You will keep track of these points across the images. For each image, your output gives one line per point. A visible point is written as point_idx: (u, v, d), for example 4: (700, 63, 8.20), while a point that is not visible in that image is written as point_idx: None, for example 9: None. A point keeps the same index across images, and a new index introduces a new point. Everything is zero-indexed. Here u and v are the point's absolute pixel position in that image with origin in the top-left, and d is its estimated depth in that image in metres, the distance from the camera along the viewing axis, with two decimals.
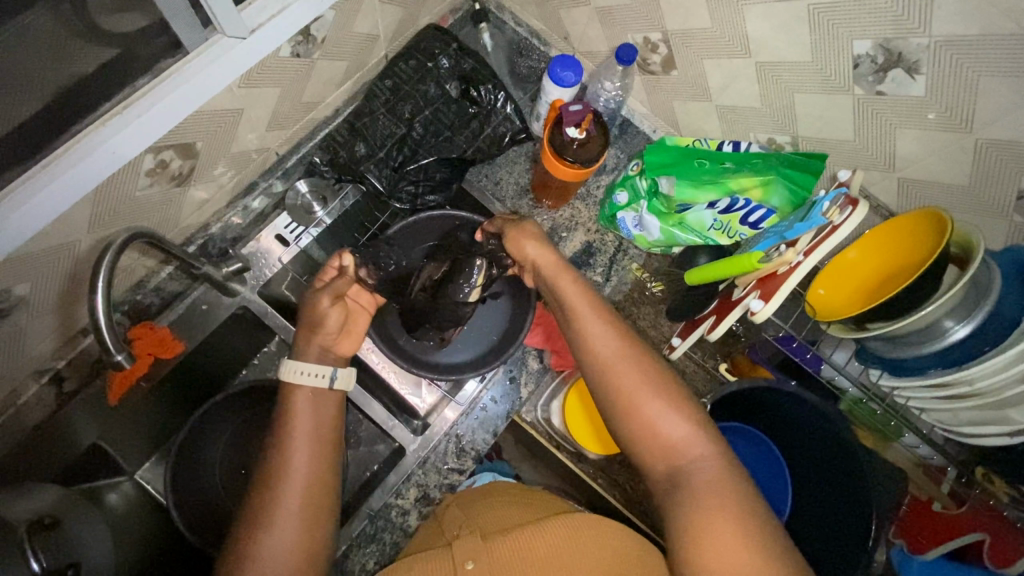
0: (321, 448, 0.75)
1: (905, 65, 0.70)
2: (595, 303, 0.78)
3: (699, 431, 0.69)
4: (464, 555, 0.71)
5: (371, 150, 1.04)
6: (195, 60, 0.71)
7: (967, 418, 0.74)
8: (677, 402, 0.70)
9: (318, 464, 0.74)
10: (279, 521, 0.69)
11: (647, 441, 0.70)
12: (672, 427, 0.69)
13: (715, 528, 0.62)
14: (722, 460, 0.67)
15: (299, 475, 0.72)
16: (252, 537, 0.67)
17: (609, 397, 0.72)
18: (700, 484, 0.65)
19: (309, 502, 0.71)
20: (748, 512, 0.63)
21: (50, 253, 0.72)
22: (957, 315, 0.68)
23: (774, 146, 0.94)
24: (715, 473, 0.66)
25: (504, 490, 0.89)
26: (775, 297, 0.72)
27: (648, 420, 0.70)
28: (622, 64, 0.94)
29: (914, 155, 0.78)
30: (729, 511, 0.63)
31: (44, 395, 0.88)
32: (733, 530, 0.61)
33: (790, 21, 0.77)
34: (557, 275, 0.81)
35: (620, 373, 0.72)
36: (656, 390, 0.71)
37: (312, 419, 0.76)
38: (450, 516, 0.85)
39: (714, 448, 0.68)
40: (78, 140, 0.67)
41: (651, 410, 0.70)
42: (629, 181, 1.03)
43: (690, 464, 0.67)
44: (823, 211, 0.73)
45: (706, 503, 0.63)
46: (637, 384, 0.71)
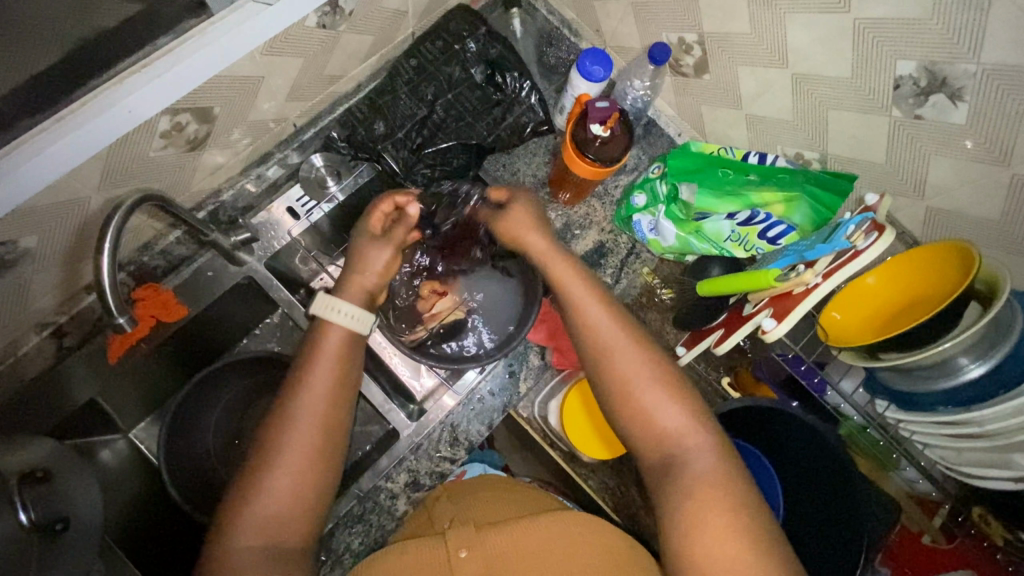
0: (335, 392, 0.71)
1: (948, 90, 0.68)
2: (586, 280, 0.78)
3: (697, 424, 0.67)
4: (458, 542, 0.71)
5: (390, 129, 1.03)
6: (220, 23, 0.70)
7: (972, 459, 0.72)
8: (675, 392, 0.69)
9: (330, 409, 0.71)
10: (288, 466, 0.66)
11: (641, 431, 0.69)
12: (669, 417, 0.68)
13: (709, 517, 0.61)
14: (719, 455, 0.65)
15: (310, 417, 0.69)
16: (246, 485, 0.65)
17: (606, 383, 0.71)
18: (694, 477, 0.64)
19: (319, 446, 0.69)
20: (745, 510, 0.61)
21: (60, 208, 0.71)
22: (973, 353, 0.66)
23: (801, 161, 0.92)
24: (711, 467, 0.64)
25: (494, 483, 0.89)
26: (788, 318, 0.72)
27: (644, 410, 0.69)
28: (654, 63, 0.92)
29: (945, 184, 0.76)
30: (723, 505, 0.61)
31: (45, 348, 0.88)
32: (727, 523, 0.60)
33: (833, 34, 0.74)
34: (559, 253, 0.80)
35: (616, 358, 0.71)
36: (655, 379, 0.69)
37: (339, 358, 0.74)
38: (441, 509, 0.85)
39: (712, 443, 0.66)
40: (97, 95, 0.65)
41: (648, 399, 0.69)
42: (648, 183, 1.00)
43: (685, 457, 0.65)
44: (847, 234, 0.71)
45: (702, 494, 0.62)
46: (633, 372, 0.70)
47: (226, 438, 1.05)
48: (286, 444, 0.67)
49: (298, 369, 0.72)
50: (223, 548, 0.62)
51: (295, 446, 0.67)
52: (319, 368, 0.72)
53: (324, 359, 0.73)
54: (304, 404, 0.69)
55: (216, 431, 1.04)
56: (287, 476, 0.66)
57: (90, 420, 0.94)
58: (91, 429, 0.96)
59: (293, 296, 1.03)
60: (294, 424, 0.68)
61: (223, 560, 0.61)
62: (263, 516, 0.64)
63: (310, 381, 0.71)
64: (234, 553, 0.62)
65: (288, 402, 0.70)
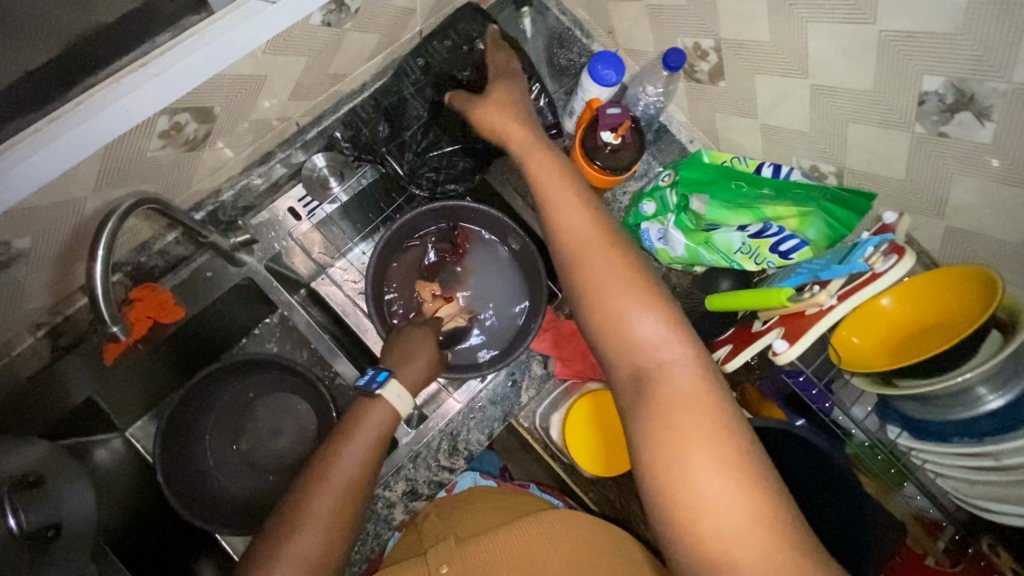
0: (367, 466, 0.73)
1: (976, 108, 0.65)
2: (566, 179, 0.76)
3: (678, 336, 0.63)
4: (438, 559, 0.72)
5: (396, 130, 1.01)
6: (221, 21, 0.67)
7: (987, 492, 0.69)
8: (658, 304, 0.65)
9: (361, 481, 0.73)
10: (311, 532, 0.68)
11: (617, 340, 0.65)
12: (643, 325, 0.64)
13: (680, 434, 0.57)
14: (699, 369, 0.61)
15: (338, 488, 0.71)
16: (273, 542, 0.68)
17: (582, 291, 0.68)
18: (671, 391, 0.60)
19: (339, 516, 0.70)
20: (729, 431, 0.57)
21: (55, 209, 0.69)
22: (991, 383, 0.64)
23: (817, 174, 0.89)
24: (691, 382, 0.60)
25: (484, 494, 0.89)
26: (802, 341, 0.70)
27: (620, 316, 0.65)
28: (668, 69, 0.89)
29: (968, 204, 0.73)
30: (702, 422, 0.57)
31: (40, 348, 0.87)
32: (706, 442, 0.56)
33: (856, 46, 0.71)
34: (536, 146, 0.79)
35: (587, 265, 0.69)
36: (631, 287, 0.66)
37: (373, 435, 0.75)
38: (429, 525, 0.84)
39: (694, 357, 0.62)
40: (91, 94, 0.63)
41: (621, 306, 0.65)
42: (658, 192, 0.99)
43: (663, 368, 0.61)
44: (865, 256, 0.68)
45: (673, 406, 0.58)
46: (611, 279, 0.67)
47: (224, 439, 1.04)
48: (310, 510, 0.69)
49: (337, 439, 0.74)
50: None
51: (320, 515, 0.69)
52: (358, 444, 0.74)
53: (358, 432, 0.75)
54: (332, 472, 0.71)
55: (214, 433, 1.04)
56: (308, 543, 0.68)
57: (86, 420, 0.93)
58: (87, 428, 0.94)
59: (293, 298, 1.02)
60: (323, 492, 0.70)
61: None
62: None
63: (344, 453, 0.73)
64: None
65: (322, 471, 0.72)
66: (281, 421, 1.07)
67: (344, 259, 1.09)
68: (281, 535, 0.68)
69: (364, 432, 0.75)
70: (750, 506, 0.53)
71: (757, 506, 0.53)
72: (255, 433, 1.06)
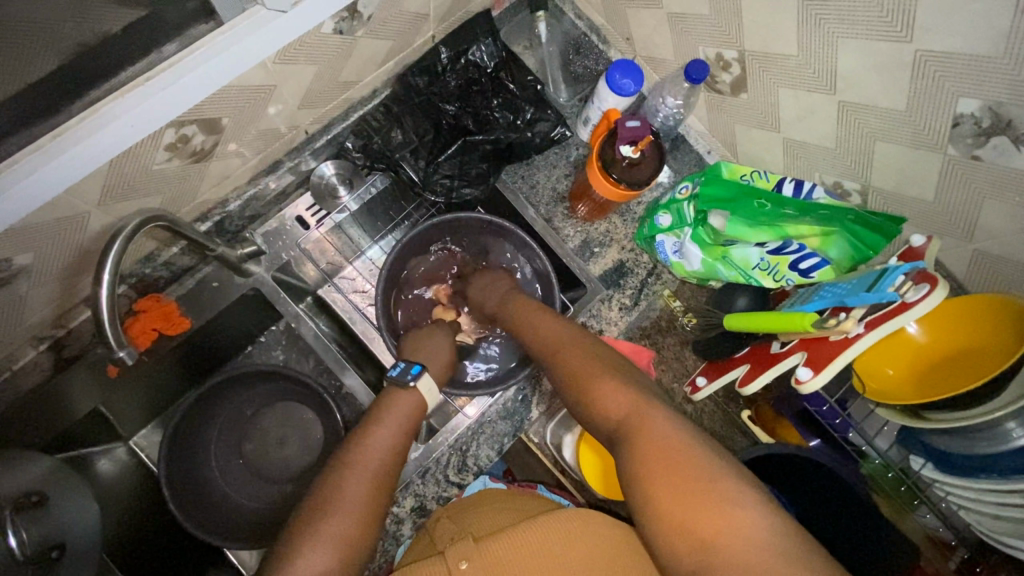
0: (396, 451, 0.72)
1: (1013, 134, 0.63)
2: (531, 304, 0.87)
3: (641, 396, 0.64)
4: (457, 555, 0.68)
5: (408, 137, 0.98)
6: (230, 32, 0.64)
7: (1012, 529, 0.67)
8: (621, 377, 0.67)
9: (391, 466, 0.71)
10: (344, 511, 0.64)
11: (594, 415, 0.67)
12: (611, 395, 0.66)
13: (659, 484, 0.54)
14: (670, 416, 0.60)
15: (369, 469, 0.68)
16: (306, 526, 0.63)
17: (559, 378, 0.74)
18: (644, 440, 0.59)
19: (373, 496, 0.67)
20: (707, 465, 0.54)
21: (57, 225, 0.67)
22: (1022, 419, 0.63)
23: (839, 190, 0.87)
24: (662, 427, 0.59)
25: (498, 496, 0.86)
26: (828, 370, 0.68)
27: (590, 392, 0.68)
28: (689, 81, 0.86)
29: (999, 230, 0.71)
30: (678, 463, 0.55)
31: (42, 361, 0.85)
32: (685, 478, 0.54)
33: (890, 65, 0.69)
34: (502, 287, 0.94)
35: (555, 356, 0.76)
36: (596, 365, 0.70)
37: (404, 417, 0.76)
38: (442, 529, 0.81)
39: (662, 409, 0.62)
40: (95, 110, 0.61)
41: (590, 382, 0.69)
42: (674, 204, 0.95)
43: (634, 427, 0.61)
44: (894, 284, 0.65)
45: (645, 458, 0.57)
46: (577, 364, 0.72)
47: (229, 449, 1.03)
48: (344, 488, 0.66)
49: (366, 425, 0.74)
50: None
51: (353, 494, 0.65)
52: (386, 429, 0.73)
53: (391, 416, 0.75)
54: (367, 450, 0.70)
55: (219, 444, 1.02)
56: (340, 523, 0.63)
57: (89, 431, 0.91)
58: (91, 440, 0.93)
59: (300, 309, 1.00)
60: (355, 471, 0.68)
61: None
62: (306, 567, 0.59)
63: (375, 434, 0.72)
64: None
65: (352, 455, 0.70)
66: (287, 429, 1.05)
67: (362, 259, 1.08)
68: (315, 518, 0.63)
69: (394, 419, 0.75)
70: (748, 532, 0.50)
71: (767, 539, 0.49)
72: (260, 442, 1.05)
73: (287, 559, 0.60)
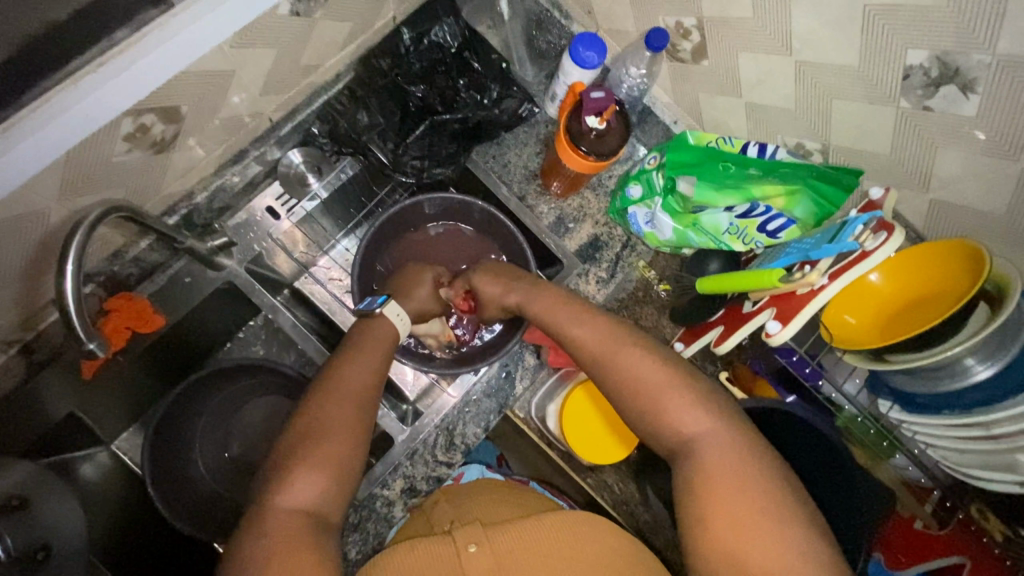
0: (377, 372, 0.75)
1: (960, 81, 0.65)
2: (570, 301, 0.82)
3: (713, 419, 0.68)
4: (465, 538, 0.68)
5: (374, 120, 0.98)
6: (182, 14, 0.63)
7: (975, 460, 0.72)
8: (690, 394, 0.70)
9: (369, 387, 0.73)
10: (337, 434, 0.67)
11: (654, 429, 0.70)
12: (680, 415, 0.69)
13: (723, 504, 0.61)
14: (738, 440, 0.66)
15: (352, 393, 0.72)
16: (294, 451, 0.66)
17: (612, 389, 0.74)
18: (706, 465, 0.64)
19: (356, 416, 0.70)
20: (765, 497, 0.61)
21: (18, 220, 0.66)
22: (980, 355, 0.66)
23: (802, 152, 0.89)
24: (731, 454, 0.64)
25: (495, 486, 0.88)
26: (795, 321, 0.71)
27: (656, 405, 0.70)
28: (650, 49, 0.87)
29: (952, 177, 0.73)
30: (743, 493, 0.61)
31: (13, 365, 0.83)
32: (748, 507, 0.60)
33: (841, 21, 0.70)
34: (539, 286, 0.85)
35: (611, 368, 0.74)
36: (658, 379, 0.71)
37: (382, 336, 0.80)
38: (440, 511, 0.83)
39: (733, 432, 0.66)
40: (49, 98, 0.59)
41: (654, 402, 0.70)
42: (643, 174, 0.96)
43: (703, 449, 0.66)
44: (854, 234, 0.68)
45: (714, 482, 0.63)
46: (633, 378, 0.72)
47: (214, 446, 1.02)
48: (326, 411, 0.69)
49: (338, 358, 0.75)
50: (275, 504, 0.62)
51: (338, 417, 0.69)
52: (365, 354, 0.76)
53: (365, 345, 0.78)
54: (345, 382, 0.72)
55: (203, 440, 1.01)
56: (335, 446, 0.67)
57: (70, 433, 0.90)
58: (72, 444, 0.91)
59: (277, 300, 0.99)
60: (339, 394, 0.71)
61: (265, 516, 0.61)
62: (305, 489, 0.63)
63: (349, 363, 0.74)
64: (279, 512, 0.61)
65: (327, 384, 0.72)
66: (271, 423, 1.04)
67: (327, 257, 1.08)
68: (308, 441, 0.66)
69: (371, 346, 0.77)
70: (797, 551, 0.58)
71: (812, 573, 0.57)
72: (246, 439, 1.04)
73: (285, 475, 0.64)
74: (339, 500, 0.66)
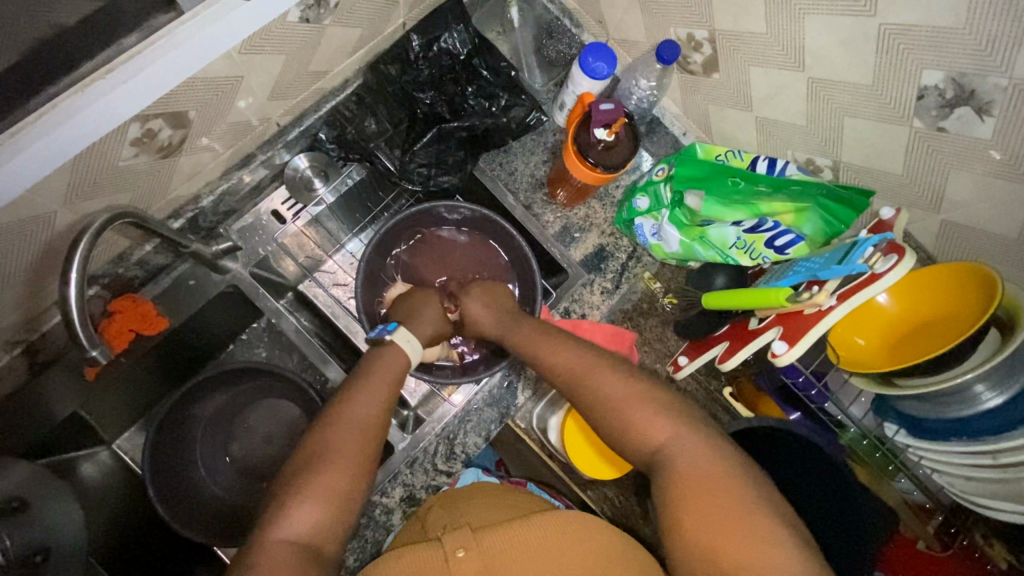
0: (384, 403, 0.74)
1: (976, 103, 0.64)
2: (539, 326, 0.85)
3: (676, 425, 0.66)
4: (454, 542, 0.66)
5: (382, 126, 0.99)
6: (191, 21, 0.62)
7: (981, 488, 0.70)
8: (653, 402, 0.69)
9: (376, 419, 0.73)
10: (336, 464, 0.66)
11: (625, 442, 0.69)
12: (648, 427, 0.67)
13: (695, 512, 0.58)
14: (706, 446, 0.64)
15: (357, 423, 0.71)
16: (299, 481, 0.65)
17: (581, 404, 0.74)
18: (677, 470, 0.62)
19: (360, 449, 0.69)
20: (744, 500, 0.58)
21: (24, 223, 0.65)
22: (990, 381, 0.65)
23: (812, 168, 0.88)
24: (701, 461, 0.62)
25: (489, 489, 0.84)
26: (802, 342, 0.70)
27: (621, 417, 0.69)
28: (661, 62, 0.86)
29: (964, 199, 0.72)
30: (717, 498, 0.58)
31: (16, 366, 0.83)
32: (720, 512, 0.57)
33: (856, 39, 0.69)
34: (511, 317, 0.89)
35: (581, 384, 0.74)
36: (625, 393, 0.70)
37: (384, 364, 0.80)
38: (434, 516, 0.81)
39: (702, 440, 0.65)
40: (56, 104, 0.59)
41: (621, 417, 0.69)
42: (651, 186, 0.95)
43: (672, 457, 0.64)
44: (864, 256, 0.68)
45: (683, 489, 0.60)
46: (600, 393, 0.72)
47: (214, 448, 1.02)
48: (330, 439, 0.68)
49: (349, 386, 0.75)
50: (268, 535, 0.61)
51: (340, 447, 0.68)
52: (371, 385, 0.76)
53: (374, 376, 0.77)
54: (352, 414, 0.72)
55: (203, 442, 1.01)
56: (335, 477, 0.65)
57: (72, 434, 0.90)
58: (73, 443, 0.91)
59: (280, 305, 0.99)
60: (343, 423, 0.71)
61: (259, 547, 0.60)
62: (301, 521, 0.62)
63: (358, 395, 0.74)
64: (272, 542, 0.60)
65: (338, 413, 0.72)
66: (272, 426, 1.04)
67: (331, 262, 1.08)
68: (311, 470, 0.65)
69: (379, 375, 0.77)
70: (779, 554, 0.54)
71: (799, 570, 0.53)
72: (246, 442, 1.04)
73: (284, 504, 0.63)
74: (336, 536, 0.63)
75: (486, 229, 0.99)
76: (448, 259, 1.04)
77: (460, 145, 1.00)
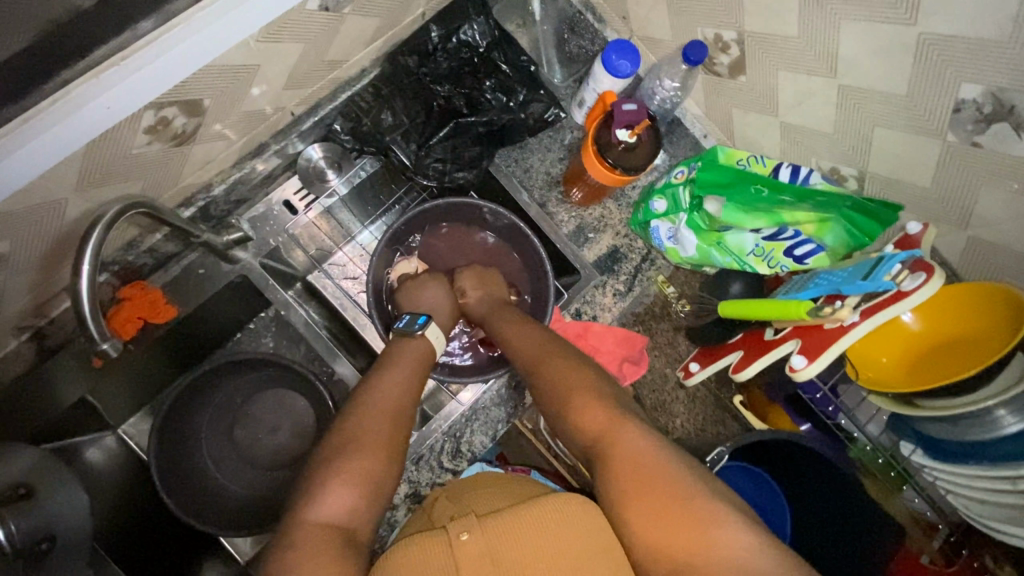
0: (408, 388, 0.75)
1: (1014, 120, 0.62)
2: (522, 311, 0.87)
3: (618, 413, 0.65)
4: (458, 527, 0.61)
5: (398, 120, 0.96)
6: (208, 6, 0.60)
7: (997, 513, 0.69)
8: (597, 387, 0.69)
9: (403, 401, 0.73)
10: (366, 450, 0.66)
11: (571, 428, 0.67)
12: (591, 415, 0.66)
13: (638, 504, 0.57)
14: (643, 432, 0.62)
15: (384, 411, 0.71)
16: (329, 466, 0.64)
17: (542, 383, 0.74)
18: (619, 462, 0.60)
19: (390, 431, 0.69)
20: (680, 482, 0.57)
21: (36, 211, 0.65)
22: (1013, 407, 0.64)
23: (837, 176, 0.87)
24: (633, 448, 0.60)
25: (492, 478, 0.82)
26: (822, 358, 0.69)
27: (564, 400, 0.69)
28: (687, 63, 0.84)
29: (994, 217, 0.71)
30: (652, 482, 0.57)
31: (24, 350, 0.83)
32: (654, 501, 0.56)
33: (891, 48, 0.67)
34: (504, 309, 0.91)
35: (547, 361, 0.76)
36: (576, 387, 0.69)
37: (408, 355, 0.80)
38: (439, 508, 0.77)
39: (639, 428, 0.63)
40: (68, 90, 0.57)
41: (569, 401, 0.69)
42: (669, 189, 0.93)
43: (613, 443, 0.62)
44: (890, 273, 0.66)
45: (626, 482, 0.58)
46: (558, 373, 0.73)
47: (219, 436, 1.02)
48: (357, 415, 0.69)
49: (373, 370, 0.76)
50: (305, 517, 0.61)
51: (368, 436, 0.68)
52: (393, 372, 0.76)
53: (399, 362, 0.78)
54: (374, 399, 0.72)
55: (208, 429, 1.01)
56: (368, 461, 0.65)
57: (79, 419, 0.90)
58: (81, 428, 0.91)
59: (290, 296, 0.98)
60: (370, 410, 0.70)
61: (295, 527, 0.60)
62: (335, 504, 0.62)
63: (382, 378, 0.74)
64: (308, 520, 0.60)
65: (363, 398, 0.72)
66: (278, 416, 1.04)
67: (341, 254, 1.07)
68: (341, 456, 0.65)
69: (402, 364, 0.78)
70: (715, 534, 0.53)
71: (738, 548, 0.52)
72: (250, 432, 1.03)
73: (314, 489, 0.63)
74: (370, 516, 0.64)
75: (499, 224, 0.97)
76: (460, 254, 1.03)
77: (476, 139, 0.98)
